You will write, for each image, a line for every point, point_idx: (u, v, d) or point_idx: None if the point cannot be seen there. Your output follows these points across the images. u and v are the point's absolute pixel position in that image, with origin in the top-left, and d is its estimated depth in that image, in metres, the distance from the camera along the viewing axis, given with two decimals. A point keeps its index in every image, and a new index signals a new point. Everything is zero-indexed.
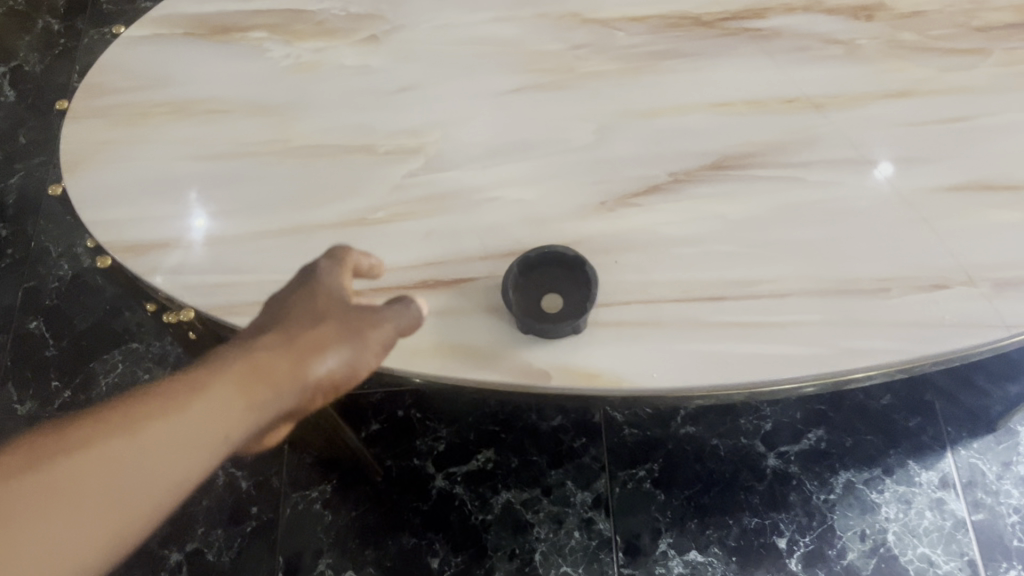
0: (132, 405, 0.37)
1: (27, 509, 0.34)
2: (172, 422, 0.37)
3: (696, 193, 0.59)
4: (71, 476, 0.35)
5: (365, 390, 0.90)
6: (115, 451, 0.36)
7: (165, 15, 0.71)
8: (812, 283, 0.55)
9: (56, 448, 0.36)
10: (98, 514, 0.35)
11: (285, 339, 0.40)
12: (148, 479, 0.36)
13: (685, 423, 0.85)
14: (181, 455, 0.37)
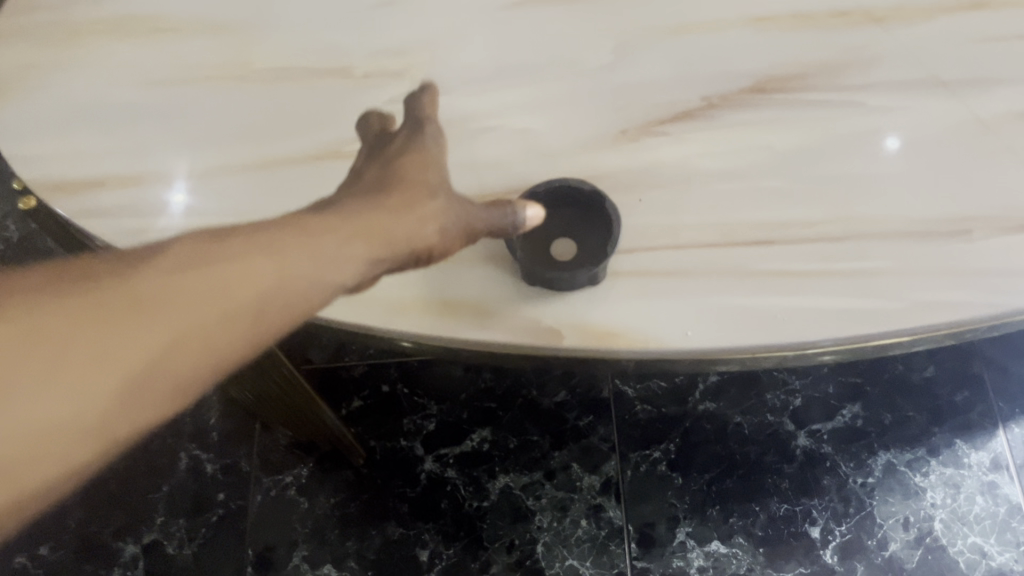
0: (288, 223, 0.33)
1: (181, 297, 0.29)
2: (323, 237, 0.33)
3: (735, 121, 0.49)
4: (227, 271, 0.30)
5: (346, 363, 0.81)
6: (269, 262, 0.31)
7: None
8: (876, 225, 0.46)
9: (212, 251, 0.31)
10: (245, 322, 0.30)
11: (411, 171, 0.39)
12: (294, 289, 0.31)
13: (704, 398, 0.76)
14: (331, 274, 0.33)
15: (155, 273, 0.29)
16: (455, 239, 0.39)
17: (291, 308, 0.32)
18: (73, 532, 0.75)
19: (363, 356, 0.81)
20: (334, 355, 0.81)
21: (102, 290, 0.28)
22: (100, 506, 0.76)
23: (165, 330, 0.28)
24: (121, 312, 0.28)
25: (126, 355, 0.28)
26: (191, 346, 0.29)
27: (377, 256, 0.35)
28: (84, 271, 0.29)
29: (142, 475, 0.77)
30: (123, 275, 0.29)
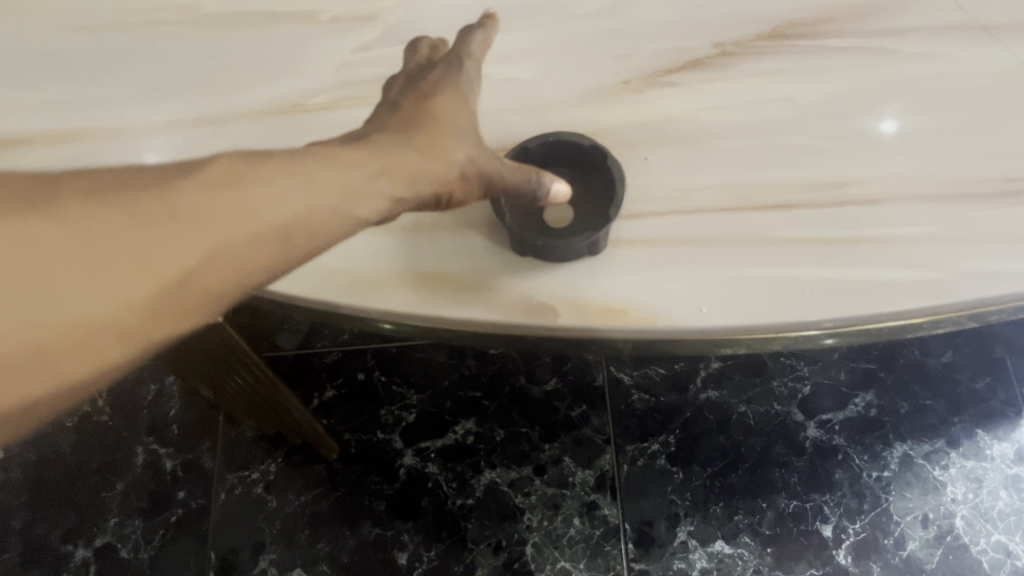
0: (321, 150, 0.32)
1: (215, 211, 0.27)
2: (354, 165, 0.31)
3: (753, 70, 0.44)
4: (260, 189, 0.29)
5: (319, 350, 0.75)
6: (301, 185, 0.30)
7: None
8: (913, 185, 0.40)
9: (246, 168, 0.29)
10: (270, 246, 0.29)
11: (447, 107, 0.36)
12: (323, 216, 0.30)
13: (706, 386, 0.72)
14: (360, 204, 0.31)
15: (191, 185, 0.28)
16: (476, 189, 0.37)
17: (317, 235, 0.30)
18: (18, 534, 0.70)
19: (337, 342, 0.75)
20: (306, 341, 0.75)
21: (139, 195, 0.27)
22: (48, 506, 0.71)
23: (197, 242, 0.27)
24: (156, 218, 0.26)
25: (160, 261, 0.26)
26: (220, 261, 0.27)
27: (401, 193, 0.33)
28: (121, 177, 0.27)
29: (95, 472, 0.72)
30: (158, 184, 0.27)
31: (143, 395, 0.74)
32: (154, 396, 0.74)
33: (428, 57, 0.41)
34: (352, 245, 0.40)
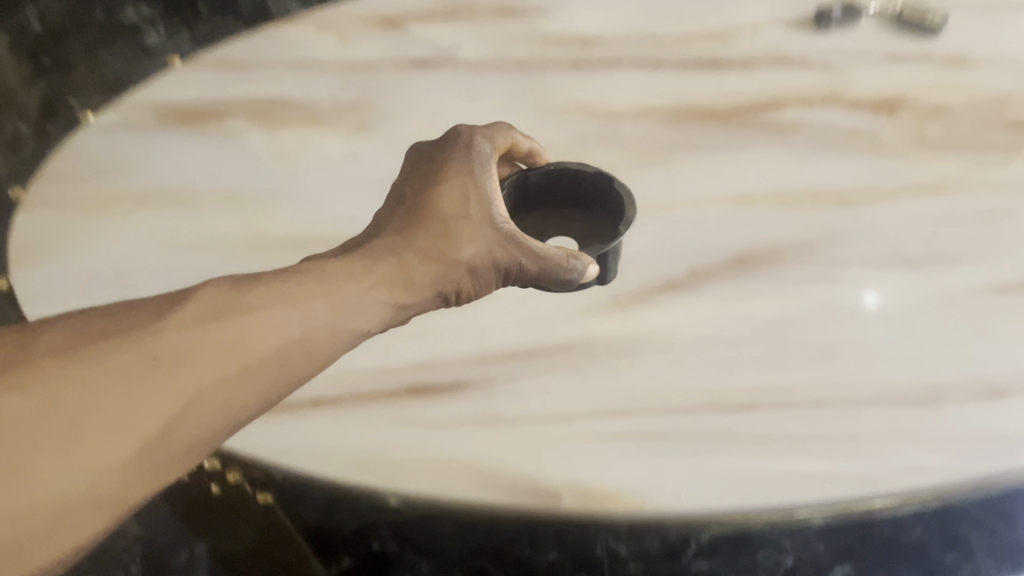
0: (307, 271, 0.40)
1: (198, 348, 0.34)
2: (371, 270, 0.41)
3: (719, 292, 0.53)
4: (247, 325, 0.36)
5: (338, 520, 0.81)
6: (287, 310, 0.37)
7: (136, 102, 0.66)
8: (854, 391, 0.48)
9: (227, 304, 0.36)
10: (256, 377, 0.36)
11: (453, 192, 0.46)
12: (316, 330, 0.38)
13: (697, 557, 0.77)
14: (358, 319, 0.40)
15: (171, 329, 0.34)
16: (498, 278, 0.47)
17: (310, 354, 0.38)
18: None
19: (356, 511, 0.82)
20: (327, 512, 0.81)
21: (121, 341, 0.33)
22: None
23: (182, 386, 0.33)
24: (140, 366, 0.33)
25: (157, 408, 0.32)
26: (210, 396, 0.34)
27: (426, 288, 0.43)
28: (108, 323, 0.34)
29: None
30: (136, 331, 0.34)
31: (172, 561, 0.80)
32: (182, 562, 0.80)
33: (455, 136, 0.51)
34: (387, 438, 0.47)
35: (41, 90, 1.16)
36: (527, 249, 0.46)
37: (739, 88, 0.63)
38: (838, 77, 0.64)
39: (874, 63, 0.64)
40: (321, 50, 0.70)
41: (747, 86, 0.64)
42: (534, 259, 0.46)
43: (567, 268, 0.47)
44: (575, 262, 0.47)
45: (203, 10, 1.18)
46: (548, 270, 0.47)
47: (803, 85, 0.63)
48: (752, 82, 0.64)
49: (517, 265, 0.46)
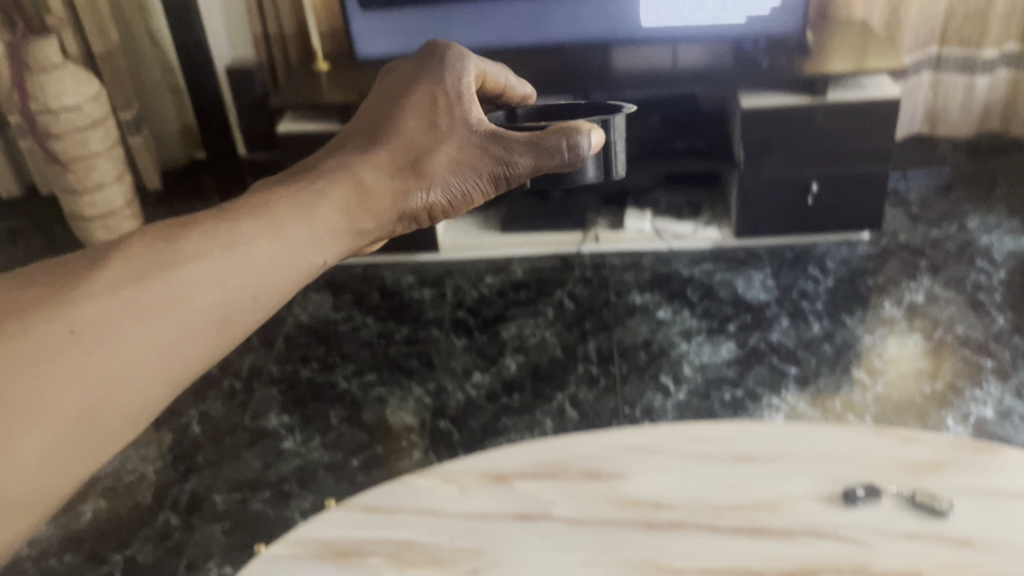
0: (232, 214, 0.50)
1: (129, 309, 0.43)
2: (334, 189, 0.55)
3: None
4: (185, 277, 0.45)
5: None
6: (222, 256, 0.47)
7: (300, 539, 0.59)
8: None
9: (159, 254, 0.46)
10: (207, 329, 0.46)
11: (417, 119, 0.66)
12: (283, 253, 0.50)
13: None
14: (309, 250, 0.51)
15: (98, 295, 0.43)
16: (483, 185, 0.68)
17: (256, 295, 0.48)
18: None
19: None
20: None
21: (41, 319, 0.41)
22: None
23: (111, 345, 0.42)
24: (59, 338, 0.41)
25: (103, 360, 0.41)
26: (154, 348, 0.43)
27: (390, 206, 0.59)
28: (44, 291, 0.42)
29: None
30: (55, 301, 0.42)
31: None
32: None
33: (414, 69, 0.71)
34: None
35: (191, 484, 1.41)
36: (506, 140, 0.67)
37: (841, 553, 0.56)
38: (968, 541, 0.56)
39: (1013, 515, 0.57)
40: (448, 494, 0.61)
41: (847, 553, 0.56)
42: (533, 157, 0.67)
43: (566, 158, 0.67)
44: (581, 138, 0.66)
45: (333, 421, 1.51)
46: (541, 163, 0.67)
47: (920, 562, 0.55)
48: (846, 549, 0.56)
49: (505, 167, 0.67)
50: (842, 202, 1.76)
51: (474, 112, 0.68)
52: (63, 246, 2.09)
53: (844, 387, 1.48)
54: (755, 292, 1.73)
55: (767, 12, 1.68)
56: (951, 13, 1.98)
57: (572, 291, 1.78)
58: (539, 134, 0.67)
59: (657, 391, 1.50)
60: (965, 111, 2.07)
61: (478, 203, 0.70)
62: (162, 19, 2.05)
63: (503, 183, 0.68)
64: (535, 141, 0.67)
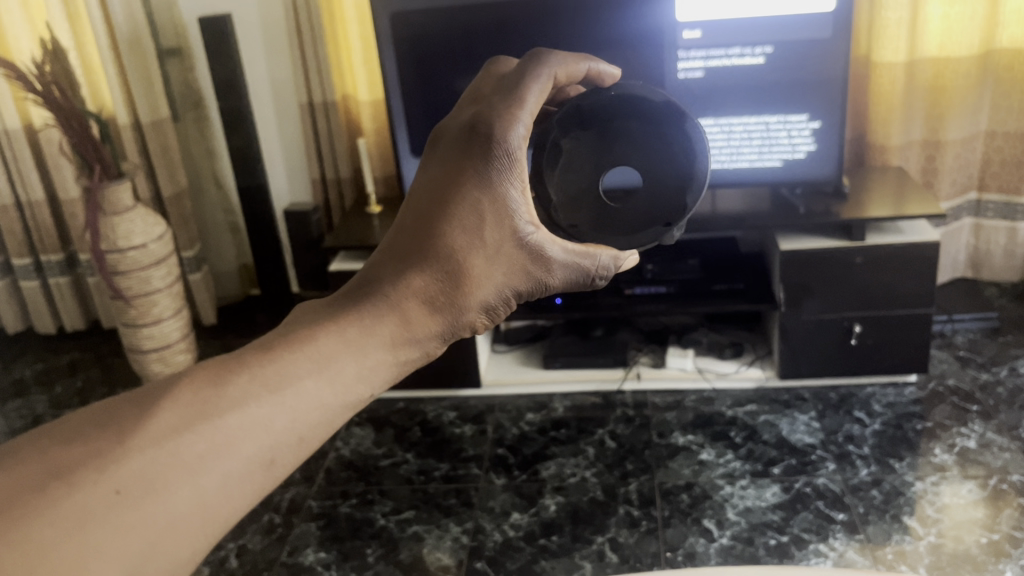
0: (275, 347, 0.38)
1: (164, 464, 0.33)
2: (378, 327, 0.40)
3: None
4: (230, 424, 0.35)
5: None
6: (267, 402, 0.36)
7: None
8: None
9: (203, 405, 0.35)
10: (257, 473, 0.35)
11: (466, 221, 0.44)
12: (334, 399, 0.38)
13: None
14: (360, 386, 0.39)
15: (137, 453, 0.33)
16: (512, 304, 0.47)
17: (303, 439, 0.37)
18: None
19: None
20: None
21: (84, 474, 0.32)
22: None
23: (155, 510, 0.32)
24: (104, 498, 0.32)
25: (148, 526, 0.32)
26: (193, 503, 0.33)
27: (438, 332, 0.42)
28: (69, 444, 0.33)
29: None
30: (102, 457, 0.33)
31: None
32: None
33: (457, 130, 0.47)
34: None
35: None
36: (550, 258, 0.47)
37: None
38: None
39: None
40: None
41: None
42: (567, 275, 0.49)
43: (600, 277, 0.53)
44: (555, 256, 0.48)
45: (371, 560, 1.49)
46: (572, 283, 0.51)
47: None
48: None
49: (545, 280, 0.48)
50: (885, 343, 1.75)
51: (523, 204, 0.46)
52: (118, 378, 2.15)
53: (895, 536, 1.43)
54: (800, 435, 1.70)
55: (802, 159, 1.75)
56: (987, 161, 2.03)
57: (614, 430, 1.77)
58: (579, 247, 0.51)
59: (699, 536, 1.47)
60: (1009, 255, 2.11)
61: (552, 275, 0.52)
62: (227, 164, 2.21)
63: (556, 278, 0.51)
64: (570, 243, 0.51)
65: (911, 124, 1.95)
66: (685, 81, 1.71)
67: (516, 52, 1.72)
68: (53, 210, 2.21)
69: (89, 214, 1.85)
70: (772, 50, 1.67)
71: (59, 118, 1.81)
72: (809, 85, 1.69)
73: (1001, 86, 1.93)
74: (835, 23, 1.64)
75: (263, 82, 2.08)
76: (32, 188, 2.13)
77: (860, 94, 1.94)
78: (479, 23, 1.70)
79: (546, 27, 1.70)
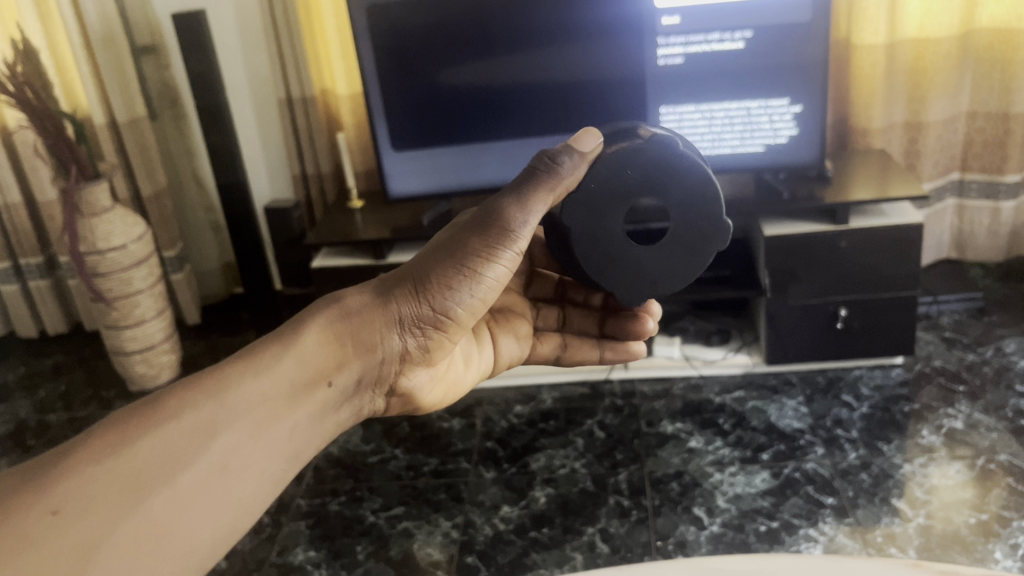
0: (191, 385, 0.58)
1: (120, 472, 0.52)
2: (284, 362, 0.63)
3: None
4: (163, 435, 0.55)
5: None
6: (199, 412, 0.57)
7: None
8: None
9: (138, 425, 0.54)
10: (200, 472, 0.55)
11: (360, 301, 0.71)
12: (253, 410, 0.59)
13: None
14: (271, 403, 0.61)
15: (86, 463, 0.51)
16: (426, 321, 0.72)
17: (242, 443, 0.58)
18: None
19: None
20: None
21: (33, 498, 0.49)
22: None
23: (99, 509, 0.50)
24: (45, 510, 0.49)
25: (108, 517, 0.50)
26: (159, 496, 0.52)
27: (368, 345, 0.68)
28: (36, 472, 0.51)
29: None
30: (52, 479, 0.50)
31: None
32: None
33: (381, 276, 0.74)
34: None
35: None
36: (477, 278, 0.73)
37: None
38: None
39: None
40: None
41: None
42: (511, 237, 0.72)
43: (547, 175, 0.71)
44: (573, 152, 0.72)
45: (360, 557, 1.49)
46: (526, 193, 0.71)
47: None
48: None
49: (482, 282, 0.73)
50: (871, 327, 1.75)
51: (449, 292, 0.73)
52: (101, 381, 2.13)
53: (885, 518, 1.43)
54: (788, 421, 1.70)
55: (784, 143, 1.74)
56: (969, 141, 2.03)
57: (602, 421, 1.76)
58: (523, 173, 0.72)
59: (690, 524, 1.46)
60: (993, 235, 2.11)
61: (484, 305, 0.75)
62: (206, 161, 2.19)
63: (497, 262, 0.73)
64: (520, 179, 0.72)
65: (892, 106, 1.95)
66: (665, 68, 1.70)
67: (496, 43, 1.71)
68: (31, 213, 2.18)
69: (67, 216, 1.83)
70: (751, 35, 1.66)
71: (32, 119, 1.79)
72: (789, 69, 1.68)
73: (982, 65, 1.94)
74: (813, 5, 1.63)
75: (240, 77, 2.06)
76: (8, 191, 2.10)
77: (841, 77, 1.93)
78: (458, 14, 1.69)
79: (527, 16, 1.68)
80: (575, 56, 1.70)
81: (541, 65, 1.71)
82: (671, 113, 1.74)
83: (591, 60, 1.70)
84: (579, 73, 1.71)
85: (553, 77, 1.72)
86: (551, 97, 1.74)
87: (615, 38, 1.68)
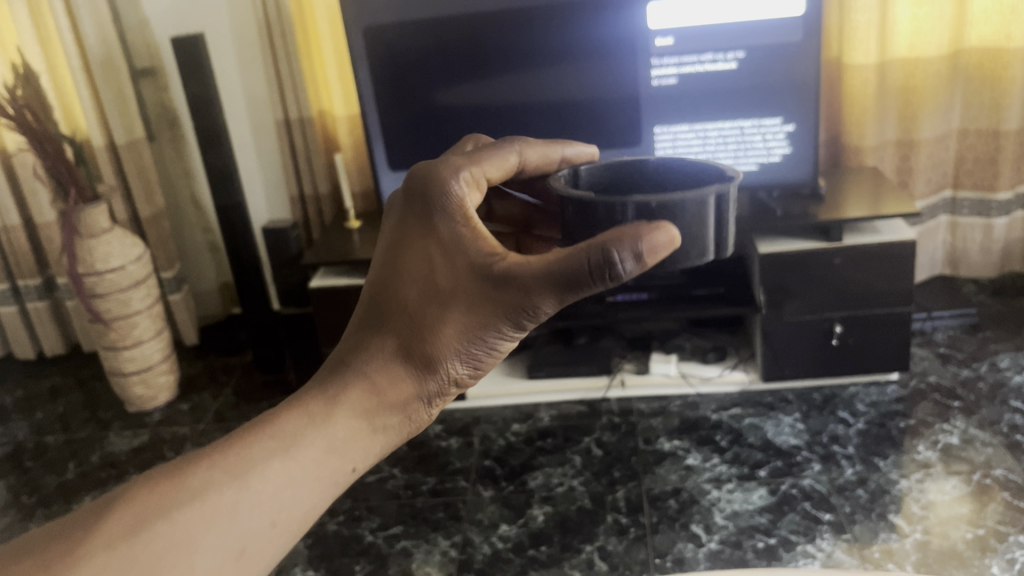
0: (210, 465, 0.52)
1: (133, 557, 0.47)
2: (307, 436, 0.55)
3: None
4: (182, 519, 0.49)
5: None
6: (220, 494, 0.51)
7: None
8: None
9: (161, 502, 0.50)
10: (224, 557, 0.50)
11: (383, 355, 0.59)
12: (279, 497, 0.52)
13: None
14: (304, 482, 0.54)
15: (100, 548, 0.46)
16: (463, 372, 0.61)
17: (273, 526, 0.52)
18: None
19: None
20: None
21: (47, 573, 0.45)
22: None
23: None
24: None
25: None
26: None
27: (404, 398, 0.58)
28: (50, 546, 0.47)
29: None
30: (69, 555, 0.46)
31: None
32: None
33: (396, 301, 0.59)
34: None
35: None
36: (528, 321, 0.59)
37: None
38: None
39: None
40: None
41: None
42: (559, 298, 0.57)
43: (600, 286, 0.54)
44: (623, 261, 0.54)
45: None
46: (574, 265, 0.55)
47: None
48: None
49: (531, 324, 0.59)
50: (867, 344, 1.77)
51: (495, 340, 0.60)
52: (99, 402, 2.13)
53: (883, 534, 1.43)
54: (785, 437, 1.71)
55: (778, 162, 1.76)
56: (960, 159, 2.05)
57: (600, 438, 1.77)
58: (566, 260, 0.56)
59: (688, 541, 1.47)
60: (986, 251, 2.13)
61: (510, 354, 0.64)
62: (203, 182, 2.20)
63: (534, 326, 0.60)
64: (566, 276, 0.55)
65: (885, 124, 1.97)
66: (659, 89, 1.73)
67: (489, 64, 1.73)
68: (29, 236, 2.19)
69: (66, 238, 1.84)
70: (744, 56, 1.68)
71: (32, 142, 1.80)
72: (781, 89, 1.70)
73: (972, 83, 1.97)
74: (804, 26, 1.65)
75: (237, 99, 2.08)
76: (6, 213, 2.11)
77: (833, 94, 1.95)
78: (453, 34, 1.71)
79: (520, 38, 1.70)
80: (570, 75, 1.72)
81: (534, 86, 1.74)
82: (664, 133, 1.76)
83: (583, 81, 1.72)
84: (571, 93, 1.73)
85: (547, 96, 1.74)
86: (547, 116, 1.76)
87: (607, 58, 1.70)
